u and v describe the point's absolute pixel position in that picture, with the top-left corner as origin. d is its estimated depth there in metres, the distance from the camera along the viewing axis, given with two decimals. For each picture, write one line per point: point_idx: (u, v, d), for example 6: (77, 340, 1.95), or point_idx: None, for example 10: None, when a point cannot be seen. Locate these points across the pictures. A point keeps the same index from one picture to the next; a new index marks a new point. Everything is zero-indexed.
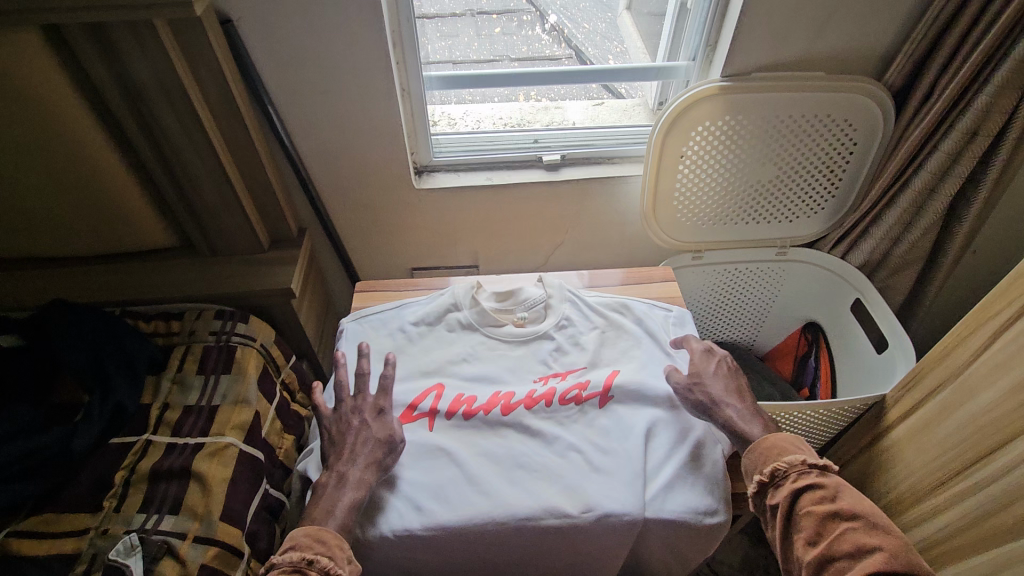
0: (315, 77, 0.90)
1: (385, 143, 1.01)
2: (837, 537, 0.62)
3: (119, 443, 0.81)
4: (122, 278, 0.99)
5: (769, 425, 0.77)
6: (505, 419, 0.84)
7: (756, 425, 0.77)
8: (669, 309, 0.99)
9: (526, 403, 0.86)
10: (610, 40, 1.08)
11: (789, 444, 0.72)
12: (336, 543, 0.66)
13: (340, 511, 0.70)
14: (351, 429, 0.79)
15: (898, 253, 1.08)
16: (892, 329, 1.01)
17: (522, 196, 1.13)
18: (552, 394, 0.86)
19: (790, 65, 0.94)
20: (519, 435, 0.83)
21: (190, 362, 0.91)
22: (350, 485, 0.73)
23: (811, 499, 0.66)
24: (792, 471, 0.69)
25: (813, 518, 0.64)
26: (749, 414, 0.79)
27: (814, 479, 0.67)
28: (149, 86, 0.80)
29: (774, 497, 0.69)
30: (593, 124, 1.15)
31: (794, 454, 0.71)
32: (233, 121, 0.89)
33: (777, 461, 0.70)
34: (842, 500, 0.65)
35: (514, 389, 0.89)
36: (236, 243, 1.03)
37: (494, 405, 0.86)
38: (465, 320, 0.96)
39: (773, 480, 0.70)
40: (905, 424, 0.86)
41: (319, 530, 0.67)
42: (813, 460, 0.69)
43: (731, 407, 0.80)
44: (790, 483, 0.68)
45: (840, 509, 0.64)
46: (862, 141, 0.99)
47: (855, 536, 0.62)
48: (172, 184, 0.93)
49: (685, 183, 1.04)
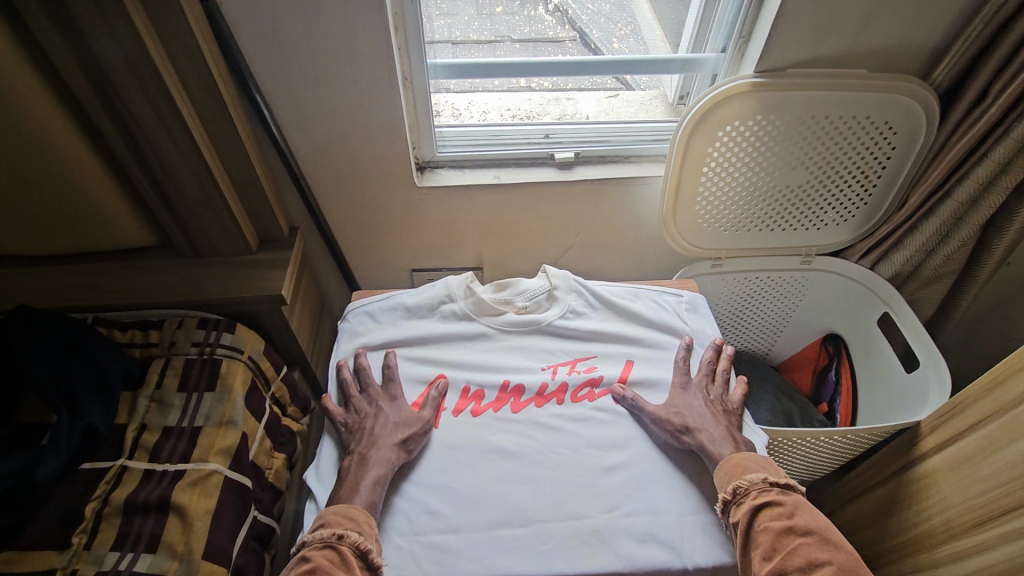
0: (304, 62, 0.81)
1: (383, 136, 0.92)
2: (791, 550, 0.57)
3: (93, 470, 0.74)
4: (95, 280, 0.91)
5: (742, 447, 0.71)
6: (513, 415, 0.79)
7: (729, 445, 0.71)
8: (681, 294, 0.93)
9: (537, 401, 0.81)
10: (614, 21, 0.96)
11: (754, 462, 0.67)
12: (366, 521, 0.63)
13: (363, 493, 0.66)
14: (368, 417, 0.76)
15: (931, 265, 1.02)
16: (921, 342, 0.95)
17: (532, 196, 1.04)
18: (564, 389, 0.81)
19: (831, 61, 0.86)
20: (534, 428, 0.78)
21: (170, 377, 0.83)
22: (373, 463, 0.69)
23: (770, 516, 0.61)
24: (753, 488, 0.64)
25: (769, 534, 0.59)
26: (722, 433, 0.73)
27: (774, 495, 0.63)
28: (120, 70, 0.72)
29: (736, 515, 0.63)
30: (608, 119, 1.06)
31: (756, 472, 0.66)
32: (215, 110, 0.81)
33: (738, 478, 0.65)
34: (799, 518, 0.61)
35: (524, 379, 0.83)
36: (220, 243, 0.95)
37: (504, 402, 0.81)
38: (462, 310, 0.89)
39: (733, 497, 0.64)
40: (943, 455, 0.81)
41: (347, 508, 0.64)
42: (774, 478, 0.65)
43: (707, 423, 0.74)
44: (750, 501, 0.63)
45: (797, 525, 0.60)
46: (902, 145, 0.92)
47: (809, 550, 0.57)
48: (149, 179, 0.84)
49: (708, 186, 0.96)
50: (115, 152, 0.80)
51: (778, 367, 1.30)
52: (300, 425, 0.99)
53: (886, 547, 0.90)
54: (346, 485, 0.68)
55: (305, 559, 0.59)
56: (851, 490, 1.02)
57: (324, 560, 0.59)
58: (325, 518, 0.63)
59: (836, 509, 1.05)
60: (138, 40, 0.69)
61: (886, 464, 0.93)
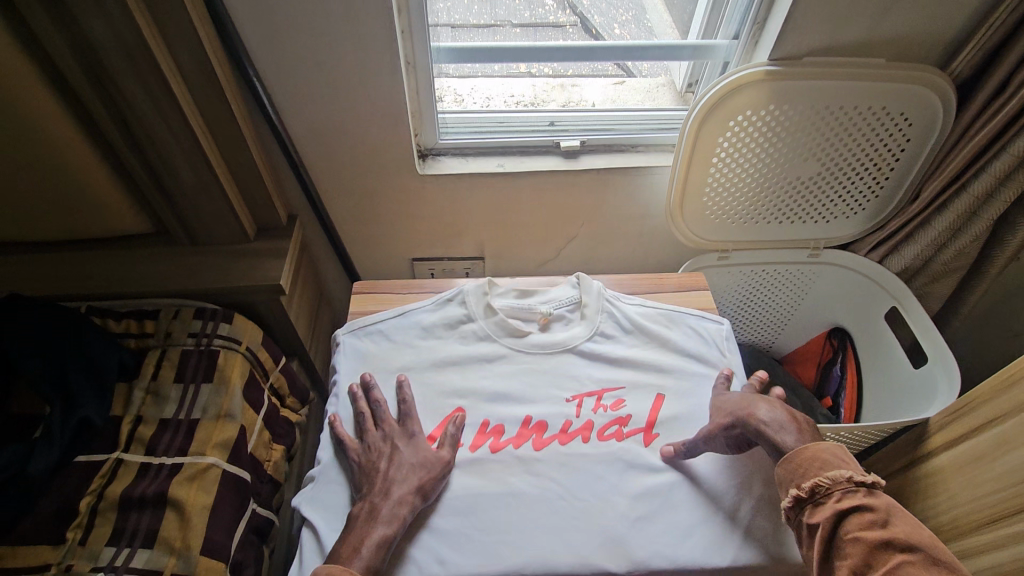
0: (303, 44, 0.78)
1: (385, 122, 0.89)
2: (890, 573, 0.48)
3: (88, 463, 0.73)
4: (88, 268, 0.89)
5: (807, 429, 0.60)
6: (536, 454, 0.71)
7: (790, 428, 0.61)
8: (722, 321, 0.85)
9: (561, 439, 0.72)
10: (616, 7, 0.93)
11: (835, 453, 0.56)
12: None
13: (368, 551, 0.58)
14: (380, 459, 0.67)
15: (942, 260, 1.00)
16: (930, 337, 0.94)
17: (536, 185, 1.02)
18: (590, 427, 0.73)
19: (848, 50, 0.83)
20: (556, 469, 0.69)
21: (167, 369, 0.82)
22: (382, 517, 0.60)
23: (858, 524, 0.52)
24: (836, 488, 0.54)
25: (860, 546, 0.50)
26: (777, 411, 0.63)
27: (863, 500, 0.52)
28: (111, 52, 0.69)
29: (813, 517, 0.54)
30: (614, 107, 1.04)
31: (839, 467, 0.55)
32: (210, 93, 0.78)
33: (817, 473, 0.55)
34: (897, 529, 0.50)
35: (546, 414, 0.75)
36: (217, 231, 0.92)
37: (526, 438, 0.72)
38: (482, 331, 0.81)
39: (810, 496, 0.55)
40: (952, 453, 0.80)
41: (341, 573, 0.55)
42: (861, 475, 0.54)
43: (754, 405, 0.65)
44: (832, 504, 0.53)
45: (895, 538, 0.49)
46: (917, 136, 0.90)
47: (910, 570, 0.48)
48: (142, 163, 0.82)
49: (717, 177, 0.94)
50: (107, 135, 0.77)
51: (782, 360, 1.29)
52: (299, 416, 0.98)
53: None
54: (349, 540, 0.59)
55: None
56: None
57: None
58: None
59: None
60: (129, 17, 0.66)
61: (891, 461, 0.92)
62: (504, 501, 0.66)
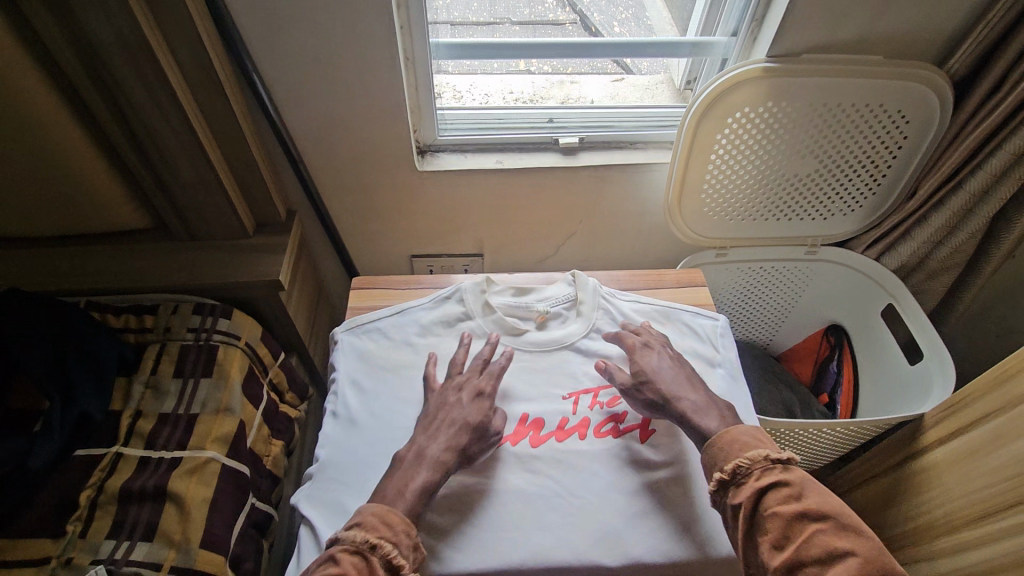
0: (303, 40, 0.78)
1: (384, 118, 0.90)
2: (806, 541, 0.53)
3: (88, 457, 0.73)
4: (87, 263, 0.89)
5: (727, 417, 0.66)
6: (533, 451, 0.71)
7: (713, 416, 0.66)
8: (716, 317, 0.87)
9: (558, 436, 0.72)
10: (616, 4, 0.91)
11: (751, 435, 0.62)
12: (405, 529, 0.55)
13: (410, 496, 0.58)
14: (445, 406, 0.67)
15: (938, 256, 1.01)
16: (926, 334, 0.95)
17: (535, 181, 1.02)
18: (586, 424, 0.74)
19: (846, 47, 0.84)
20: (552, 466, 0.70)
21: (166, 364, 0.82)
22: (427, 465, 0.61)
23: (777, 499, 0.56)
24: (754, 467, 0.59)
25: (779, 520, 0.55)
26: (701, 400, 0.68)
27: (780, 476, 0.57)
28: (111, 46, 0.69)
29: (736, 497, 0.58)
30: (612, 103, 1.04)
31: (755, 448, 0.60)
32: (210, 88, 0.78)
33: (737, 456, 0.60)
34: (810, 499, 0.55)
35: (543, 412, 0.75)
36: (216, 226, 0.92)
37: (522, 435, 0.72)
38: (480, 329, 0.81)
39: (732, 477, 0.59)
40: (946, 448, 0.80)
41: (388, 512, 0.55)
42: (776, 454, 0.59)
43: (683, 391, 0.69)
44: (752, 482, 0.58)
45: (809, 509, 0.55)
46: (914, 133, 0.90)
47: (826, 539, 0.53)
48: (142, 158, 0.82)
49: (715, 174, 0.94)
50: (106, 130, 0.77)
51: (779, 357, 1.29)
52: (299, 412, 0.98)
53: (883, 539, 0.90)
54: (394, 479, 0.60)
55: (333, 561, 0.52)
56: (850, 481, 1.02)
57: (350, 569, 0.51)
58: (361, 517, 0.55)
59: None
60: (128, 13, 0.66)
61: (886, 456, 0.93)
62: (503, 500, 0.66)
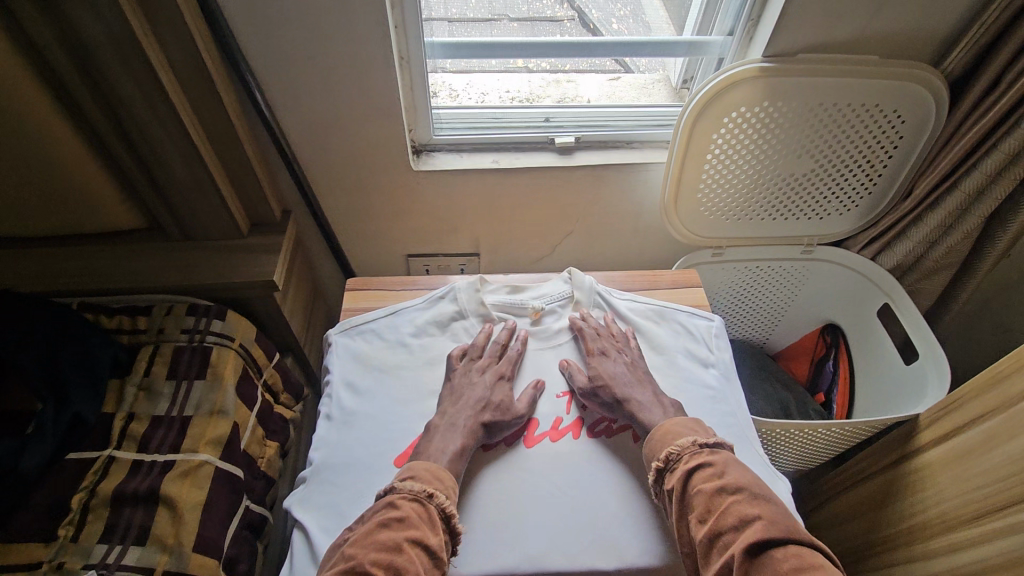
0: (297, 38, 0.78)
1: (378, 118, 0.89)
2: (722, 511, 0.55)
3: (81, 459, 0.72)
4: (79, 263, 0.88)
5: (672, 411, 0.70)
6: (528, 452, 0.71)
7: (657, 411, 0.70)
8: (711, 318, 0.86)
9: (552, 436, 0.73)
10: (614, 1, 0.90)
11: (685, 426, 0.66)
12: (452, 485, 0.61)
13: (450, 456, 0.64)
14: (469, 384, 0.73)
15: (933, 256, 1.01)
16: (921, 335, 0.95)
17: (531, 180, 1.02)
18: (580, 425, 0.74)
19: (843, 46, 0.83)
20: (547, 467, 0.69)
21: (159, 365, 0.81)
22: (461, 432, 0.67)
23: (702, 478, 0.59)
24: (684, 453, 0.63)
25: (702, 496, 0.58)
26: (649, 398, 0.72)
27: (705, 457, 0.61)
28: (102, 45, 0.68)
29: (670, 482, 0.62)
30: (609, 102, 1.03)
31: (687, 436, 0.65)
32: (202, 88, 0.77)
33: (669, 445, 0.64)
34: (730, 475, 0.59)
35: (537, 413, 0.75)
36: (210, 227, 0.92)
37: (517, 436, 0.72)
38: (474, 329, 0.81)
39: (667, 465, 0.63)
40: (941, 449, 0.80)
41: (438, 469, 0.62)
42: (704, 439, 0.63)
43: (634, 390, 0.72)
44: (682, 466, 0.62)
45: (727, 483, 0.58)
46: (909, 133, 0.90)
47: (739, 508, 0.55)
48: (134, 157, 0.81)
49: (711, 174, 0.94)
50: (97, 129, 0.77)
51: (775, 356, 1.30)
52: (294, 412, 0.97)
53: (876, 539, 0.90)
54: (433, 442, 0.65)
55: (393, 506, 0.57)
56: (845, 481, 1.02)
57: (412, 513, 0.56)
58: (412, 471, 0.61)
59: (827, 499, 1.05)
60: (119, 12, 0.65)
61: (881, 456, 0.93)
62: (496, 501, 0.66)
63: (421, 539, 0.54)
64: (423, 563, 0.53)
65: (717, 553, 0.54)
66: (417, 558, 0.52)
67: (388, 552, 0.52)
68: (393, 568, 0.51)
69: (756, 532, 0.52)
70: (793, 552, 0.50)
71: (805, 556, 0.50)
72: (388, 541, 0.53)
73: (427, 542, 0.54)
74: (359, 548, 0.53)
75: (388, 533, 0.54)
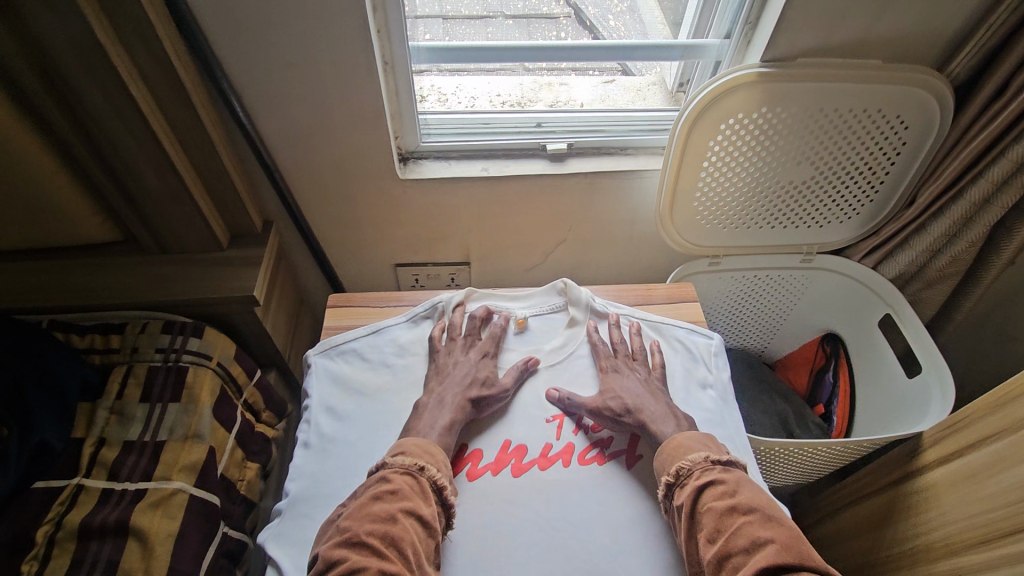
0: (276, 43, 0.74)
1: (361, 126, 0.85)
2: (734, 531, 0.53)
3: (48, 489, 0.69)
4: (51, 279, 0.85)
5: (684, 424, 0.68)
6: (515, 481, 0.67)
7: (671, 422, 0.68)
8: (710, 335, 0.83)
9: (541, 463, 0.68)
10: None
11: (697, 441, 0.64)
12: (443, 460, 0.61)
13: (439, 431, 0.65)
14: (453, 362, 0.74)
15: (937, 265, 0.98)
16: (923, 346, 0.92)
17: (521, 188, 0.98)
18: (570, 451, 0.69)
19: (845, 49, 0.80)
20: (535, 498, 0.65)
21: (132, 387, 0.79)
22: (450, 406, 0.67)
23: (713, 495, 0.57)
24: (695, 468, 0.60)
25: (712, 515, 0.55)
26: (663, 409, 0.70)
27: (716, 474, 0.59)
28: (64, 54, 0.64)
29: (679, 499, 0.60)
30: (604, 106, 0.99)
31: (698, 451, 0.62)
32: (173, 96, 0.73)
33: (680, 459, 0.62)
34: (742, 495, 0.56)
35: (525, 439, 0.71)
36: (187, 239, 0.88)
37: (504, 464, 0.68)
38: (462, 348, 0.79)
39: (677, 480, 0.61)
40: (945, 469, 0.78)
41: (426, 443, 0.62)
42: (717, 455, 0.61)
43: (647, 401, 0.70)
44: (693, 481, 0.59)
45: (740, 504, 0.55)
46: (913, 139, 0.87)
47: (752, 529, 0.52)
48: (105, 169, 0.77)
49: (708, 182, 0.91)
50: (64, 140, 0.73)
51: (773, 364, 1.27)
52: (275, 431, 0.96)
53: (877, 559, 0.88)
54: (423, 418, 0.66)
55: (385, 481, 0.56)
56: (844, 497, 0.99)
57: (404, 485, 0.56)
58: (402, 447, 0.61)
59: (827, 515, 1.03)
60: (80, 18, 0.62)
61: (882, 474, 0.90)
62: (480, 537, 0.62)
63: (414, 509, 0.54)
64: (418, 533, 0.53)
65: (727, 575, 0.51)
66: (411, 528, 0.52)
67: (383, 523, 0.52)
68: (388, 538, 0.51)
69: (770, 555, 0.49)
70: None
71: None
72: (383, 513, 0.53)
73: (420, 513, 0.54)
74: (354, 521, 0.53)
75: (382, 505, 0.54)
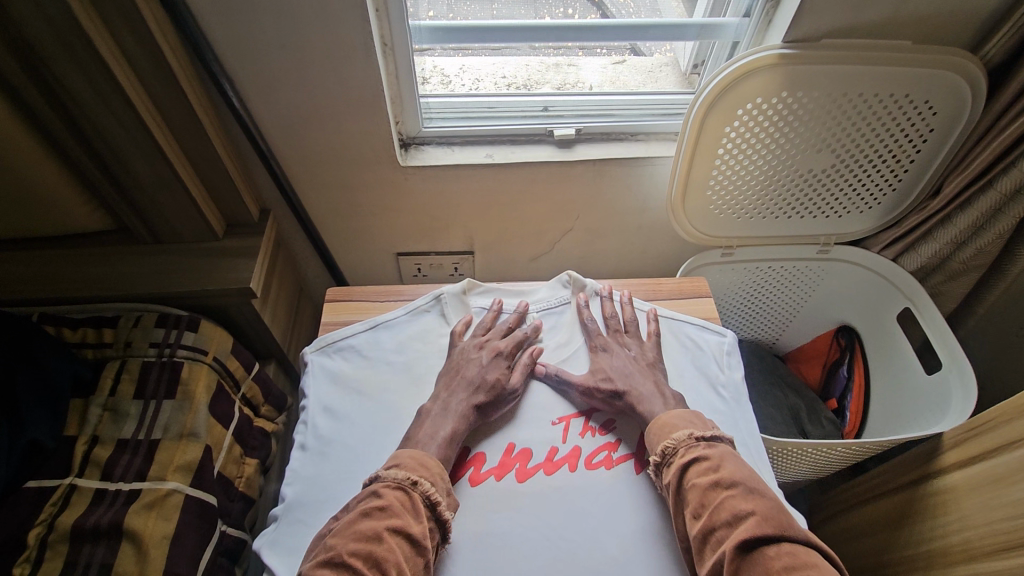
0: (266, 25, 0.70)
1: (359, 110, 0.81)
2: (717, 506, 0.53)
3: (41, 489, 0.69)
4: (40, 270, 0.82)
5: (672, 402, 0.67)
6: (519, 486, 0.64)
7: (658, 401, 0.67)
8: (723, 333, 0.81)
9: (547, 468, 0.66)
10: None
11: (683, 418, 0.64)
12: (440, 472, 0.58)
13: (440, 442, 0.62)
14: (467, 364, 0.71)
15: (961, 258, 0.93)
16: (943, 342, 0.88)
17: (526, 175, 0.94)
18: (577, 455, 0.67)
19: (871, 29, 0.75)
20: (540, 504, 0.63)
21: (126, 383, 0.78)
22: (453, 414, 0.65)
23: (697, 472, 0.57)
24: (680, 446, 0.60)
25: (697, 491, 0.55)
26: (650, 387, 0.69)
27: (699, 451, 0.58)
28: (42, 39, 0.61)
29: (666, 477, 0.59)
30: (612, 89, 0.94)
31: (682, 429, 0.62)
32: (159, 81, 0.70)
33: (665, 438, 0.62)
34: (726, 470, 0.56)
35: (530, 443, 0.68)
36: (181, 229, 0.85)
37: (508, 468, 0.66)
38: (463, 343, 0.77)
39: (663, 459, 0.61)
40: (966, 472, 0.75)
41: (423, 455, 0.59)
42: (700, 432, 0.61)
43: (635, 380, 0.70)
44: (677, 460, 0.59)
45: (723, 478, 0.55)
46: (942, 126, 0.82)
47: (734, 503, 0.52)
48: (93, 158, 0.74)
49: (723, 170, 0.86)
50: (48, 130, 0.70)
51: (785, 356, 1.23)
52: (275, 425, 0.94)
53: (890, 560, 0.85)
54: (424, 427, 0.64)
55: (377, 496, 0.55)
56: (857, 495, 0.97)
57: (394, 500, 0.54)
58: (399, 459, 0.58)
59: (840, 512, 1.01)
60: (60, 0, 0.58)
61: (898, 474, 0.87)
62: (482, 545, 0.60)
63: (402, 528, 0.52)
64: (404, 553, 0.51)
65: (711, 549, 0.51)
66: (397, 547, 0.50)
67: (368, 541, 0.50)
68: (371, 558, 0.49)
69: (749, 528, 0.50)
70: (787, 551, 0.48)
71: (799, 556, 0.47)
72: (369, 531, 0.51)
73: (408, 531, 0.52)
74: (341, 539, 0.51)
75: (369, 523, 0.52)
